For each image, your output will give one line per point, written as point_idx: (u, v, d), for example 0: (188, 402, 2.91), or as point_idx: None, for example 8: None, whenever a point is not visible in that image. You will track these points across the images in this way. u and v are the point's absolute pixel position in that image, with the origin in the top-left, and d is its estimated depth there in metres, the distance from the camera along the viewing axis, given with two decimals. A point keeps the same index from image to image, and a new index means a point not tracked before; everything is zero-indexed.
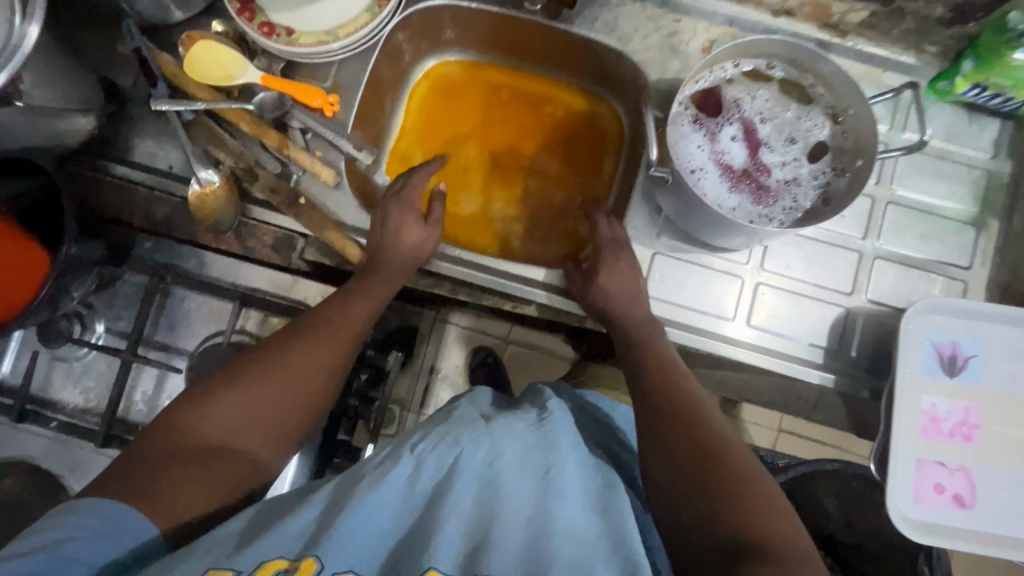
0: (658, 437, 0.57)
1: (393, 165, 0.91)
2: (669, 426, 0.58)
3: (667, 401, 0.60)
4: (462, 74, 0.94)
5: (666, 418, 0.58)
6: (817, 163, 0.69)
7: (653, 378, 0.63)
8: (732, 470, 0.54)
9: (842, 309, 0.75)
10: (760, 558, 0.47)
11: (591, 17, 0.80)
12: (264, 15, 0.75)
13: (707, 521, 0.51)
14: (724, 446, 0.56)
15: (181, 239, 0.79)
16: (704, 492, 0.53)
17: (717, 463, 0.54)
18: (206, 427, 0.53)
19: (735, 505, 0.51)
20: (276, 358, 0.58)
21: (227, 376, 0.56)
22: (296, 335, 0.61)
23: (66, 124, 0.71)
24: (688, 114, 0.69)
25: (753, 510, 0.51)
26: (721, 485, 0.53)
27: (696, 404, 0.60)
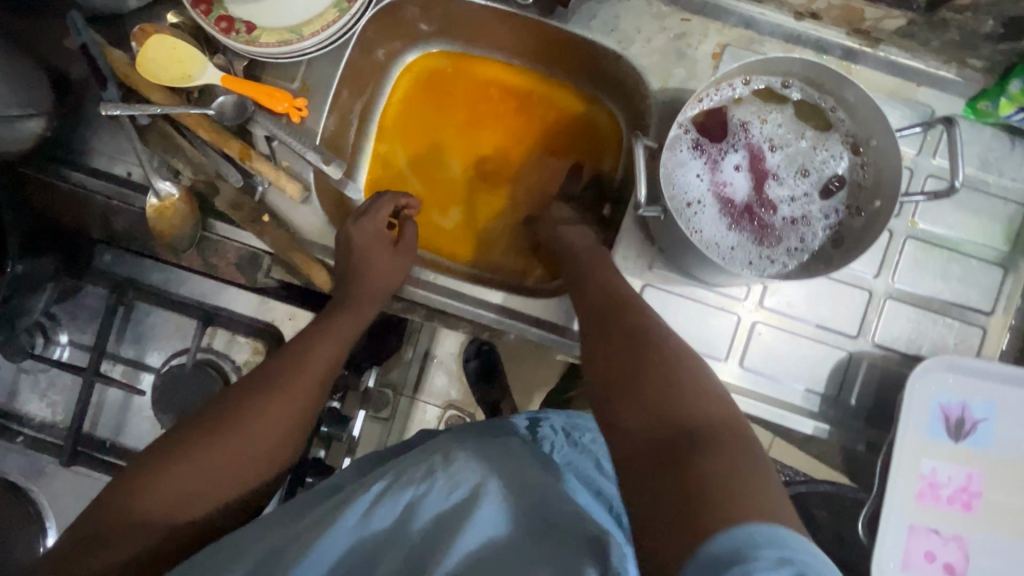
0: (592, 366, 0.51)
1: (373, 171, 0.85)
2: (607, 352, 0.50)
3: (611, 330, 0.52)
4: (449, 68, 0.86)
5: (613, 338, 0.51)
6: (830, 199, 0.62)
7: (600, 311, 0.55)
8: (682, 373, 0.46)
9: (845, 353, 0.70)
10: (704, 445, 0.39)
11: (589, 14, 0.71)
12: (222, 8, 0.68)
13: (638, 399, 0.44)
14: (668, 356, 0.48)
15: (140, 252, 0.74)
16: (639, 391, 0.45)
17: (666, 369, 0.46)
18: (160, 495, 0.52)
19: (681, 399, 0.43)
20: (235, 416, 0.57)
21: (184, 437, 0.55)
22: (257, 387, 0.60)
23: (11, 129, 0.66)
24: (688, 138, 0.62)
25: (688, 392, 0.44)
26: (659, 383, 0.45)
27: (643, 328, 0.52)
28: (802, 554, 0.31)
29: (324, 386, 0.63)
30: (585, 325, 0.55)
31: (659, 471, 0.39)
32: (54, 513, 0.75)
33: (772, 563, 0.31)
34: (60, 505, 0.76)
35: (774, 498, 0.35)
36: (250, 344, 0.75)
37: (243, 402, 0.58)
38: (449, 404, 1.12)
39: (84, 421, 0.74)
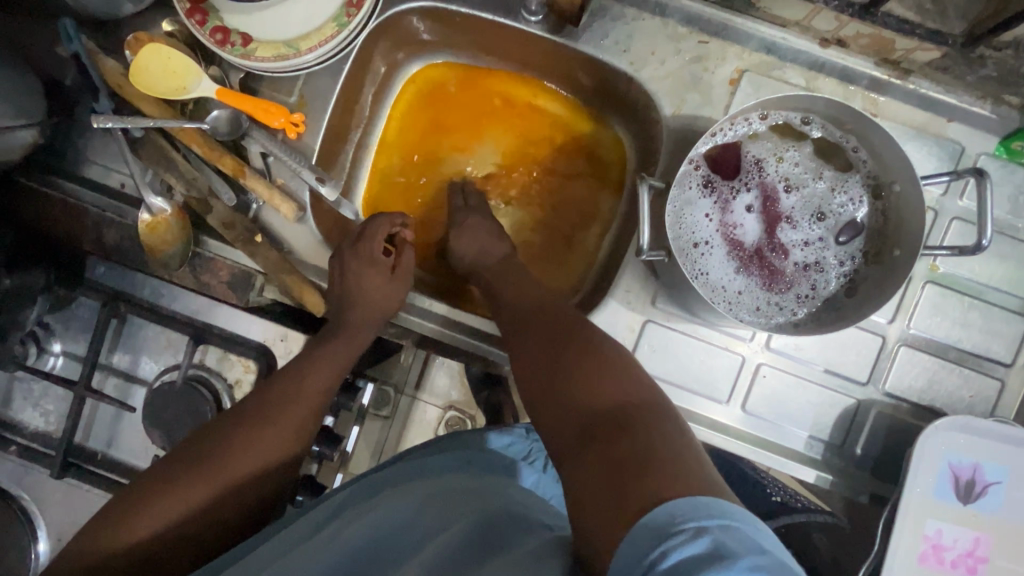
0: (523, 373, 0.56)
1: (372, 186, 0.82)
2: (534, 359, 0.56)
3: (538, 333, 0.59)
4: (453, 79, 0.82)
5: (535, 340, 0.58)
6: (845, 245, 0.58)
7: (531, 317, 0.61)
8: (594, 359, 0.52)
9: (853, 400, 0.67)
10: (621, 423, 0.44)
11: (600, 33, 0.67)
12: (218, 18, 0.65)
13: (570, 399, 0.49)
14: (591, 353, 0.53)
15: (133, 266, 0.73)
16: (568, 390, 0.50)
17: (579, 358, 0.53)
18: (138, 536, 0.51)
19: (594, 382, 0.49)
20: (213, 456, 0.56)
21: (159, 481, 0.54)
22: (246, 419, 0.59)
23: (3, 140, 0.64)
24: (698, 174, 0.58)
25: (611, 383, 0.49)
26: (585, 379, 0.50)
27: (573, 329, 0.57)
28: (727, 518, 0.33)
29: (310, 423, 0.62)
30: (516, 334, 0.61)
31: (590, 450, 0.44)
32: (45, 522, 0.76)
33: (692, 534, 0.33)
34: (50, 513, 0.76)
35: (699, 469, 0.39)
36: (242, 363, 0.73)
37: (231, 434, 0.57)
38: (450, 406, 1.10)
39: (76, 434, 0.74)
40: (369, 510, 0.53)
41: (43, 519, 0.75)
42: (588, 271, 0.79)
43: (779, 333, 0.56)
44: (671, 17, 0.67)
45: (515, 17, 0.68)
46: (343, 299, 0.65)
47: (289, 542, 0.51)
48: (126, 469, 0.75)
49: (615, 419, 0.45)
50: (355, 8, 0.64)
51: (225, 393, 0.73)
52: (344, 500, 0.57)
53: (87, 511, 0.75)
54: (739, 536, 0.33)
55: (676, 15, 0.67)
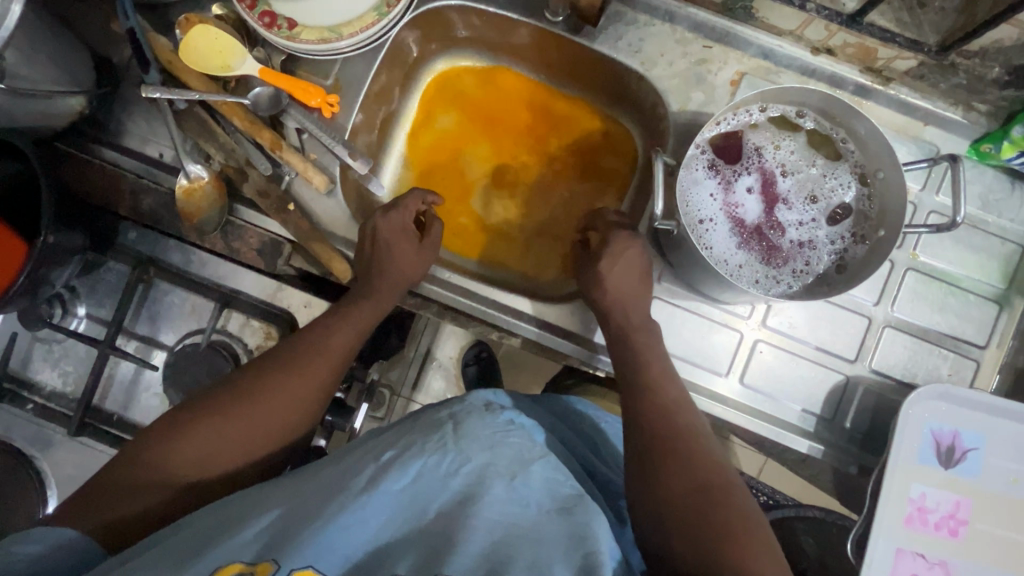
0: (656, 479, 0.54)
1: (396, 171, 0.87)
2: (673, 466, 0.55)
3: (683, 445, 0.56)
4: (474, 77, 0.88)
5: (667, 454, 0.55)
6: (836, 226, 0.64)
7: (672, 417, 0.59)
8: (729, 510, 0.52)
9: (842, 377, 0.72)
10: None
11: (616, 35, 0.74)
12: (266, 3, 0.71)
13: (709, 552, 0.49)
14: (729, 495, 0.53)
15: (165, 232, 0.76)
16: (709, 538, 0.50)
17: (717, 505, 0.52)
18: (167, 465, 0.53)
19: (734, 546, 0.49)
20: (244, 403, 0.57)
21: (195, 416, 0.56)
22: (273, 369, 0.60)
23: (55, 104, 0.68)
24: (704, 158, 0.64)
25: (748, 549, 0.49)
26: (725, 536, 0.50)
27: (705, 455, 0.56)
28: None
29: (335, 376, 0.63)
30: (648, 423, 0.59)
31: None
32: (56, 482, 0.76)
33: None
34: (61, 473, 0.76)
35: None
36: (263, 330, 0.77)
37: (257, 382, 0.59)
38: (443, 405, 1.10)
39: (94, 393, 0.75)
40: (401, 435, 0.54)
41: (54, 479, 0.76)
42: None
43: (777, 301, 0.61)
44: (679, 24, 0.74)
45: (540, 18, 0.75)
46: (372, 264, 0.68)
47: (336, 473, 0.51)
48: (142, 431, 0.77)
49: None
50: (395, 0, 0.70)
51: (245, 357, 0.76)
52: (385, 438, 0.56)
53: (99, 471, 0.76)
54: None
55: (684, 22, 0.74)
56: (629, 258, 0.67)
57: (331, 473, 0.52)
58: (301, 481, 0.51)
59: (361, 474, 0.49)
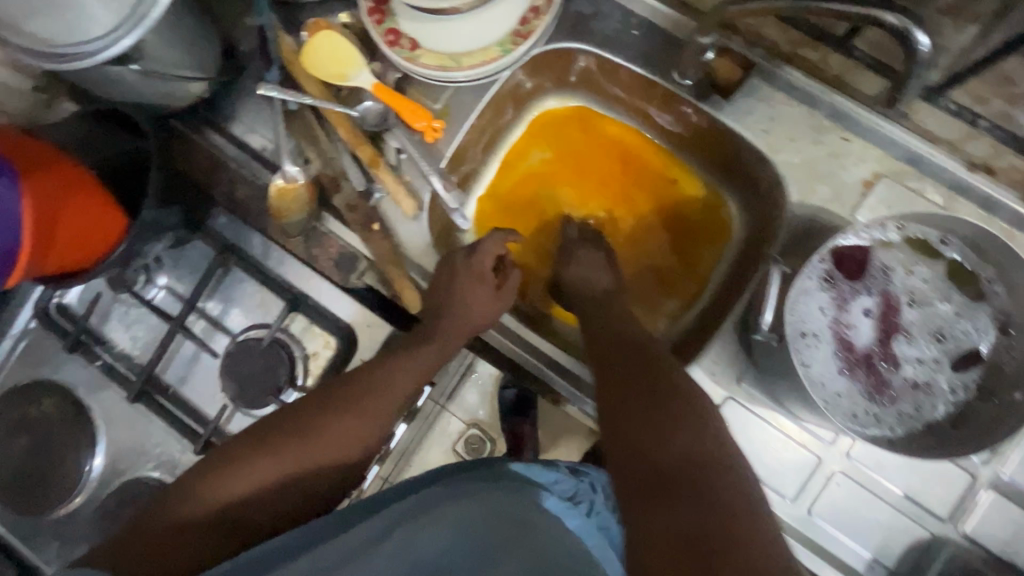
0: (602, 397, 0.58)
1: (482, 200, 0.84)
2: (621, 392, 0.56)
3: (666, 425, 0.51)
4: (579, 121, 0.84)
5: (612, 375, 0.59)
6: (959, 373, 0.57)
7: (662, 395, 0.54)
8: (675, 406, 0.53)
9: (926, 534, 0.64)
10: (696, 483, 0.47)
11: (745, 109, 0.69)
12: (393, 20, 0.70)
13: (645, 449, 0.51)
14: (680, 397, 0.54)
15: (252, 223, 0.77)
16: (647, 435, 0.52)
17: (658, 401, 0.54)
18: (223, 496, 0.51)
19: (671, 438, 0.51)
20: (302, 434, 0.56)
21: (252, 445, 0.55)
22: (331, 405, 0.59)
23: (178, 86, 0.70)
24: (822, 268, 0.58)
25: (690, 437, 0.51)
26: (663, 431, 0.51)
27: (657, 367, 0.58)
28: None
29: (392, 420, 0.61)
30: (627, 404, 0.55)
31: (662, 501, 0.47)
32: (105, 437, 0.79)
33: None
34: (113, 432, 0.79)
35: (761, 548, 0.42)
36: (324, 337, 0.76)
37: (315, 417, 0.58)
38: (472, 425, 0.81)
39: (158, 364, 0.77)
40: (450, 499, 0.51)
41: (105, 435, 0.79)
42: (675, 329, 0.79)
43: (876, 445, 0.54)
44: (818, 109, 0.67)
45: (666, 77, 0.71)
46: (444, 306, 0.66)
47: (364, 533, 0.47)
48: (192, 409, 0.79)
49: (692, 478, 0.47)
50: (521, 39, 0.69)
51: (301, 362, 0.76)
52: (427, 496, 0.52)
53: (146, 438, 0.79)
54: None
55: (825, 108, 0.67)
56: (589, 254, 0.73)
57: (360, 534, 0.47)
58: (336, 527, 0.49)
59: (388, 542, 0.45)
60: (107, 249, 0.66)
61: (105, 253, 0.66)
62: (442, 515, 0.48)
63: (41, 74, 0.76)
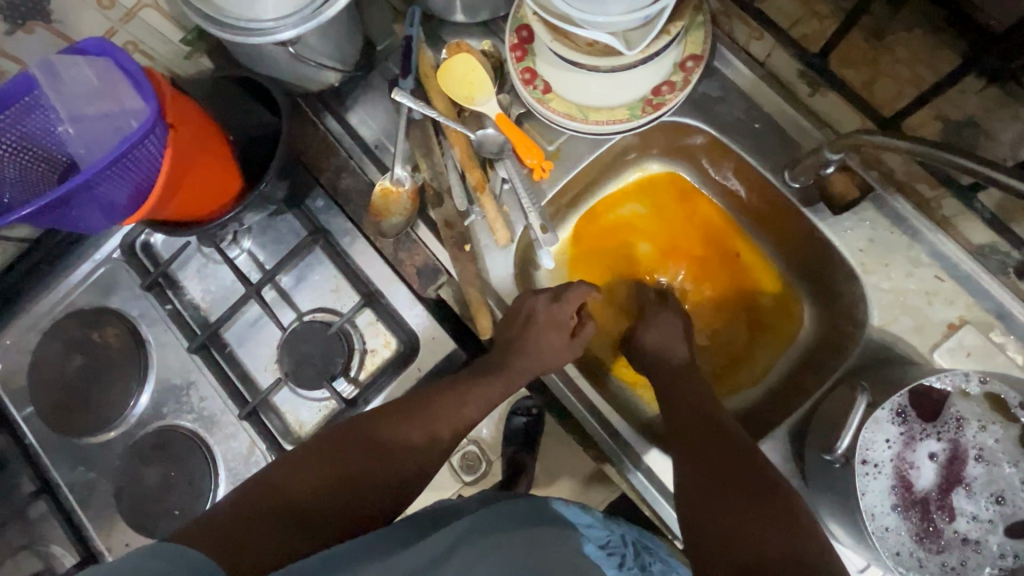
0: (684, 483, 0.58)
1: (563, 241, 0.86)
2: (706, 480, 0.56)
3: (766, 517, 0.50)
4: (674, 190, 0.86)
5: (693, 460, 0.59)
6: (1013, 542, 0.56)
7: (744, 486, 0.54)
8: (758, 496, 0.53)
9: None
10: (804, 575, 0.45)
11: (846, 225, 0.70)
12: (532, 60, 0.73)
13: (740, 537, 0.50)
14: (766, 485, 0.54)
15: (346, 212, 0.80)
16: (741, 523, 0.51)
17: (742, 489, 0.54)
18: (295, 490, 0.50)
19: (766, 527, 0.50)
20: (371, 441, 0.57)
21: (342, 444, 0.55)
22: (400, 420, 0.60)
23: (318, 73, 0.74)
24: (897, 402, 0.58)
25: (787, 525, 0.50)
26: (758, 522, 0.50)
27: (734, 453, 0.58)
28: None
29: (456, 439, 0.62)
30: (713, 496, 0.55)
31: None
32: (155, 377, 0.82)
33: None
34: (163, 374, 0.82)
35: None
36: (385, 337, 0.79)
37: (385, 428, 0.58)
38: (472, 441, 0.80)
39: (224, 323, 0.80)
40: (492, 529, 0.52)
41: (155, 376, 0.81)
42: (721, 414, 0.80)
43: None
44: (919, 244, 0.69)
45: (776, 175, 0.73)
46: (518, 342, 0.67)
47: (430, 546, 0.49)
48: (243, 372, 0.81)
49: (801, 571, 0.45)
50: (650, 108, 0.71)
51: (359, 355, 0.78)
52: (479, 514, 0.55)
53: (193, 388, 0.81)
54: None
55: (925, 244, 0.69)
56: (665, 321, 0.75)
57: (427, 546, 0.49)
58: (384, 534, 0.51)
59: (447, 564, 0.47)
60: (219, 211, 0.71)
61: (216, 214, 0.71)
62: (505, 543, 0.51)
63: (191, 29, 0.78)
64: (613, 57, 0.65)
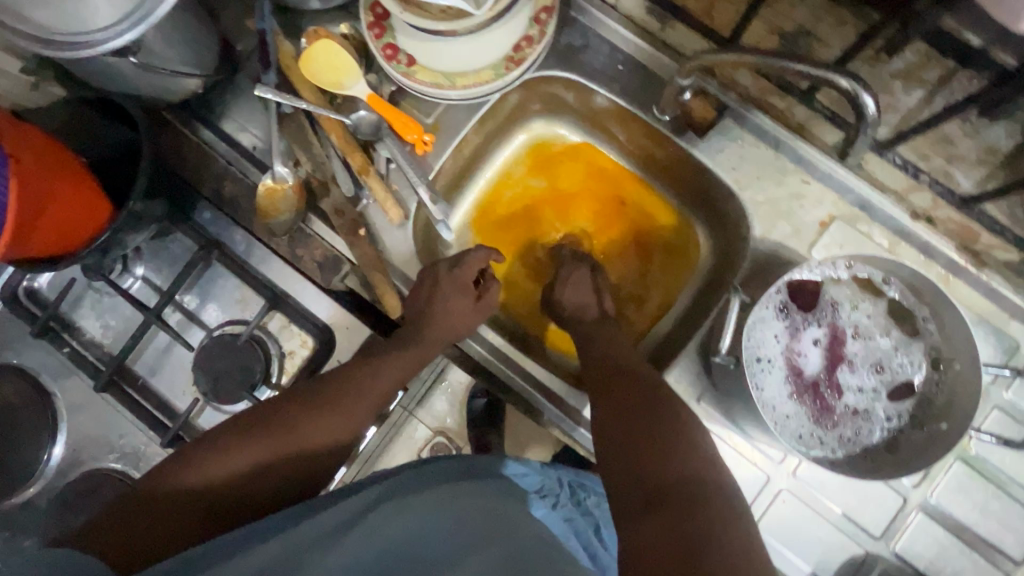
0: (601, 415, 0.59)
1: (466, 212, 0.88)
2: (619, 413, 0.58)
3: (663, 445, 0.53)
4: (563, 145, 0.88)
5: (611, 396, 0.60)
6: (895, 403, 0.62)
7: (653, 415, 0.56)
8: (661, 425, 0.55)
9: (861, 551, 0.69)
10: (690, 501, 0.48)
11: (717, 147, 0.74)
12: (391, 36, 0.73)
13: (640, 466, 0.52)
14: (673, 417, 0.56)
15: (236, 220, 0.78)
16: (644, 453, 0.53)
17: (650, 419, 0.56)
18: (198, 479, 0.52)
19: (662, 456, 0.52)
20: (283, 426, 0.57)
21: (248, 431, 0.56)
22: (311, 403, 0.60)
23: (174, 81, 0.71)
24: (777, 299, 0.63)
25: (681, 455, 0.52)
26: (657, 450, 0.52)
27: (649, 389, 0.60)
28: None
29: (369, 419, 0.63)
30: (624, 425, 0.56)
31: (652, 518, 0.47)
32: (67, 426, 0.78)
33: None
34: (76, 421, 0.78)
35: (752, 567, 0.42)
36: (301, 337, 0.78)
37: (295, 417, 0.58)
38: None
39: (129, 355, 0.77)
40: (409, 502, 0.55)
41: (67, 425, 0.78)
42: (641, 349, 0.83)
43: (817, 464, 0.59)
44: (783, 153, 0.73)
45: (647, 111, 0.76)
46: (423, 315, 0.68)
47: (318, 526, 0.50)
48: (160, 401, 0.78)
49: (687, 499, 0.48)
50: (514, 65, 0.72)
51: (276, 359, 0.77)
52: (387, 488, 0.58)
53: (111, 428, 0.78)
54: None
55: (789, 152, 0.73)
56: (577, 281, 0.76)
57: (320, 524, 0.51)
58: (299, 514, 0.52)
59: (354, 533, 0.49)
60: (91, 236, 0.67)
61: (88, 241, 0.67)
62: (404, 514, 0.52)
63: (30, 57, 0.74)
64: (461, 19, 0.64)
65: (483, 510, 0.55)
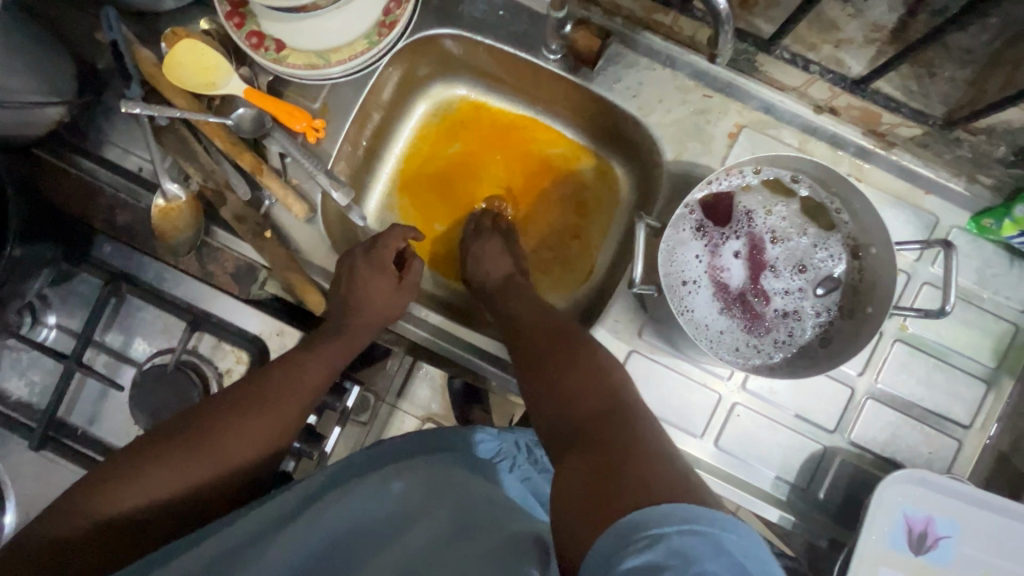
0: (526, 373, 0.60)
1: (382, 194, 0.85)
2: (544, 367, 0.59)
3: (583, 391, 0.54)
4: (466, 106, 0.86)
5: (533, 351, 0.62)
6: (822, 298, 0.62)
7: (575, 364, 0.58)
8: (580, 370, 0.57)
9: (820, 447, 0.70)
10: (609, 430, 0.48)
11: (614, 77, 0.72)
12: (254, 22, 0.68)
13: (566, 410, 0.53)
14: (593, 365, 0.58)
15: (140, 247, 0.75)
16: (570, 399, 0.54)
17: (573, 365, 0.58)
18: (118, 501, 0.52)
19: (585, 400, 0.53)
20: (206, 438, 0.57)
21: (164, 445, 0.55)
22: (234, 410, 0.59)
23: (32, 113, 0.66)
24: (692, 218, 0.62)
25: (599, 397, 0.53)
26: (577, 397, 0.54)
27: (573, 340, 0.62)
28: (695, 521, 0.34)
29: (303, 417, 0.63)
30: (549, 377, 0.58)
31: (574, 451, 0.47)
32: (14, 493, 0.75)
33: (652, 540, 0.34)
34: (22, 486, 0.75)
35: (672, 473, 0.41)
36: (235, 353, 0.74)
37: (216, 424, 0.58)
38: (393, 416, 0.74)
39: (59, 407, 0.74)
40: (348, 489, 0.52)
41: (13, 491, 0.75)
42: (580, 296, 0.83)
43: (754, 375, 0.60)
44: (680, 70, 0.71)
45: (536, 54, 0.73)
46: (345, 303, 0.67)
47: (247, 531, 0.49)
48: (104, 447, 0.75)
49: (601, 429, 0.48)
50: (387, 29, 0.68)
51: (214, 381, 0.74)
52: (325, 480, 0.57)
53: (60, 484, 0.75)
54: (694, 539, 0.34)
55: (685, 68, 0.71)
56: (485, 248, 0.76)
57: (248, 530, 0.49)
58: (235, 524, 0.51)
59: (283, 535, 0.48)
60: None
61: None
62: (337, 502, 0.50)
63: None
64: None
65: (438, 483, 0.51)
